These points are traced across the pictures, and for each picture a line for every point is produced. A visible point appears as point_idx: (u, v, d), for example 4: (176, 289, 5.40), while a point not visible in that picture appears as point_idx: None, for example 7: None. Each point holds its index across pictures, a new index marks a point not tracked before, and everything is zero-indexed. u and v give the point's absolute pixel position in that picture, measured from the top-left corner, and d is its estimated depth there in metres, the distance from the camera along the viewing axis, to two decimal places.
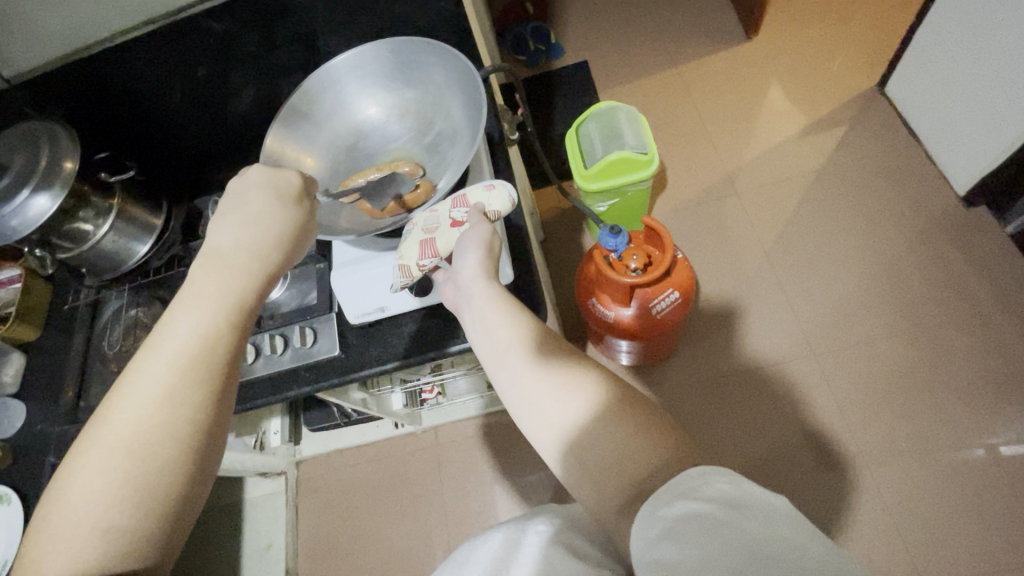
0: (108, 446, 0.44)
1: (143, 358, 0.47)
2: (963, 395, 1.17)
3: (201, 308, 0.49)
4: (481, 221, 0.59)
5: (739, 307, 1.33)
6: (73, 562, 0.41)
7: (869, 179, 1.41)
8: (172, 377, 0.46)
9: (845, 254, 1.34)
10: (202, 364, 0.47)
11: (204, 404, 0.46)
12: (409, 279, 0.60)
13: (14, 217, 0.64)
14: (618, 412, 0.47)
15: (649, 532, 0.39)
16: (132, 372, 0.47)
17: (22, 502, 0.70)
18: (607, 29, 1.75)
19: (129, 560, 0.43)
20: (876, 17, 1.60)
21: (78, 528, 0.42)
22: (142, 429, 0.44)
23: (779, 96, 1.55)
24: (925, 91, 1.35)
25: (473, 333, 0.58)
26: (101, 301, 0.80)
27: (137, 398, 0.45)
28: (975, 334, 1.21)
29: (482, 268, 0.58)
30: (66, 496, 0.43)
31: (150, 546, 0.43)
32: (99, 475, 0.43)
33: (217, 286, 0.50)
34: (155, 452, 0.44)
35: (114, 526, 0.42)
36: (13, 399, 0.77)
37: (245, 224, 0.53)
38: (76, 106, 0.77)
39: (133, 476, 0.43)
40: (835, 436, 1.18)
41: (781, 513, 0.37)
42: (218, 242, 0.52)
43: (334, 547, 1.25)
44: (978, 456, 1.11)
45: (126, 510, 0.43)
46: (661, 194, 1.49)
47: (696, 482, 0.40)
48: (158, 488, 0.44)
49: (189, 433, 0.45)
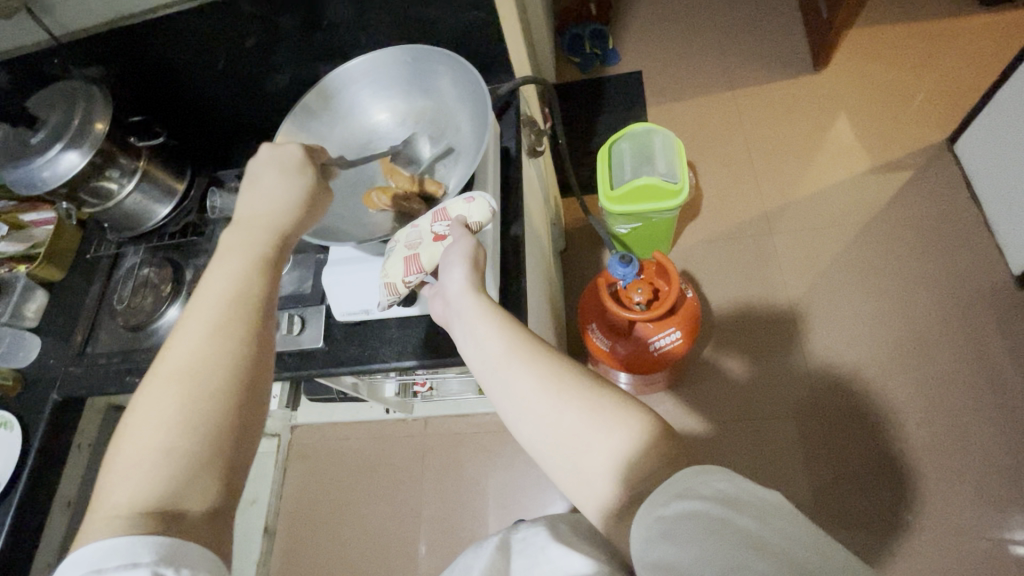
0: (162, 380, 0.45)
1: (190, 304, 0.49)
2: (978, 486, 1.09)
3: (233, 260, 0.51)
4: (465, 234, 0.58)
5: (754, 350, 1.28)
6: (134, 494, 0.41)
7: (917, 239, 1.32)
8: (217, 316, 0.48)
9: (875, 315, 1.27)
10: (244, 301, 0.49)
11: (249, 338, 0.48)
12: (394, 296, 0.61)
13: (45, 169, 0.67)
14: (609, 411, 0.47)
15: (648, 533, 0.39)
16: (182, 315, 0.48)
17: (22, 430, 0.75)
18: (668, 41, 1.69)
19: (190, 491, 0.42)
20: (961, 65, 1.48)
21: (145, 454, 0.43)
22: (197, 357, 0.46)
23: (838, 136, 1.47)
24: (997, 155, 1.24)
25: (463, 345, 0.57)
26: (120, 255, 0.85)
27: (193, 334, 0.47)
28: (1001, 423, 1.13)
29: (469, 284, 0.56)
30: (126, 435, 0.44)
31: (210, 481, 0.43)
32: (153, 426, 0.43)
33: (243, 247, 0.52)
34: (212, 381, 0.45)
35: (176, 450, 0.43)
36: (30, 334, 0.82)
37: (259, 201, 0.54)
38: (122, 68, 0.80)
39: (191, 400, 0.44)
40: (826, 502, 1.13)
41: (776, 506, 0.37)
42: (240, 219, 0.54)
43: (314, 515, 1.29)
44: (980, 550, 1.05)
45: (188, 436, 0.43)
46: (693, 220, 1.44)
47: (693, 482, 0.40)
48: (216, 418, 0.44)
49: (239, 364, 0.47)
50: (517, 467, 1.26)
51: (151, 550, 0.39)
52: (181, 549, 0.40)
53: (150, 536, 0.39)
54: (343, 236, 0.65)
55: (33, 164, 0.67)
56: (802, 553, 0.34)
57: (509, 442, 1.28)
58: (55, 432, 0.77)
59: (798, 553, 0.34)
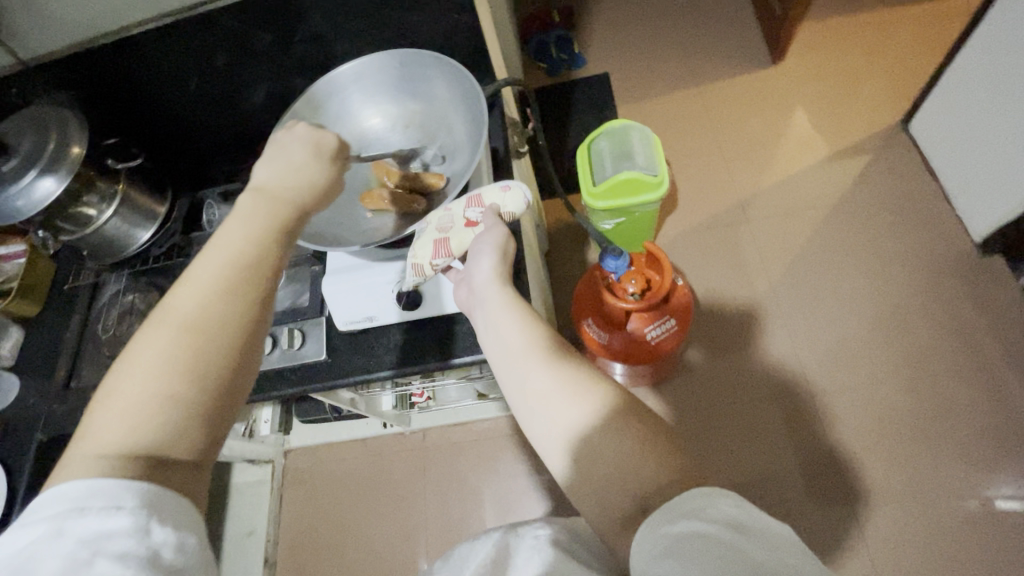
0: (166, 326, 0.44)
1: (202, 254, 0.48)
2: (962, 447, 1.14)
3: (255, 219, 0.50)
4: (497, 223, 0.60)
5: (737, 333, 1.32)
6: (129, 434, 0.41)
7: (882, 216, 1.38)
8: (227, 274, 0.47)
9: (851, 291, 1.32)
10: (258, 265, 0.48)
11: (254, 300, 0.47)
12: (421, 277, 0.61)
13: (19, 198, 0.64)
14: (620, 424, 0.46)
15: (651, 550, 0.38)
16: (189, 267, 0.47)
17: (7, 475, 0.71)
18: (631, 43, 1.73)
19: (181, 442, 0.42)
20: (907, 51, 1.57)
21: (136, 400, 0.42)
22: (201, 312, 0.45)
23: (799, 124, 1.53)
24: (948, 133, 1.32)
25: (484, 335, 0.57)
26: (100, 283, 0.81)
27: (198, 286, 0.46)
28: (978, 384, 1.19)
29: (496, 275, 0.57)
30: (125, 374, 0.43)
31: (194, 438, 0.43)
32: (149, 369, 0.43)
33: (264, 206, 0.51)
34: (213, 337, 0.44)
35: (171, 404, 0.42)
36: (8, 372, 0.78)
37: (288, 170, 0.55)
38: (90, 92, 0.78)
39: (191, 353, 0.44)
40: (824, 475, 1.16)
41: (786, 542, 0.37)
42: (263, 182, 0.54)
43: (316, 540, 1.26)
44: (970, 508, 1.10)
45: (182, 388, 0.43)
46: (673, 213, 1.48)
47: (702, 503, 0.39)
48: (212, 375, 0.44)
49: (241, 323, 0.46)
50: (520, 471, 1.25)
51: (135, 496, 0.39)
52: (164, 499, 0.40)
53: (134, 482, 0.40)
54: (340, 240, 0.64)
55: (7, 193, 0.64)
56: None
57: (511, 446, 1.27)
58: (43, 474, 0.73)
59: None
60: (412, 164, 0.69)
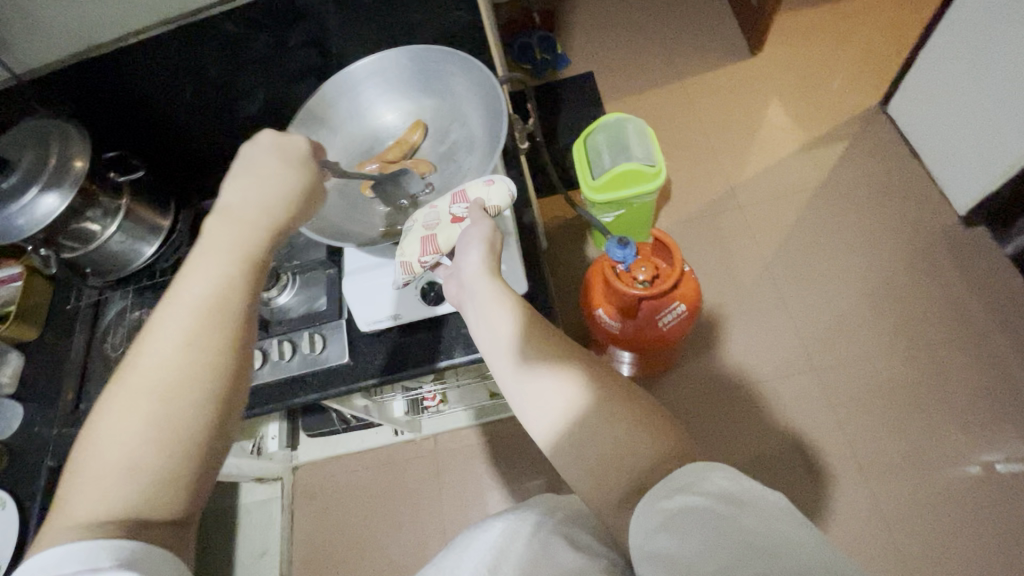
0: (133, 388, 0.42)
1: (162, 306, 0.45)
2: (962, 414, 1.18)
3: (222, 252, 0.48)
4: (483, 218, 0.58)
5: (739, 317, 1.34)
6: (104, 502, 0.39)
7: (870, 196, 1.42)
8: (196, 323, 0.45)
9: (845, 269, 1.35)
10: (222, 312, 0.46)
11: (230, 345, 0.45)
12: (410, 275, 0.60)
13: (21, 216, 0.62)
14: (617, 405, 0.47)
15: (648, 524, 0.38)
16: (152, 320, 0.45)
17: (17, 507, 0.68)
18: (613, 41, 1.76)
19: (158, 504, 0.41)
20: (879, 37, 1.63)
21: (109, 467, 0.40)
22: (172, 368, 0.43)
23: (780, 111, 1.57)
24: (927, 112, 1.36)
25: (476, 329, 0.56)
26: (102, 302, 0.79)
27: (167, 337, 0.44)
28: (973, 352, 1.22)
29: (488, 267, 0.57)
30: (94, 440, 0.41)
31: (176, 497, 0.41)
32: (124, 430, 0.41)
33: (235, 237, 0.49)
34: (188, 390, 0.43)
35: (144, 467, 0.41)
36: (9, 401, 0.75)
37: (253, 185, 0.52)
38: (85, 103, 0.77)
39: (167, 410, 0.42)
40: (834, 450, 1.18)
41: (782, 511, 0.36)
42: (229, 201, 0.51)
43: (331, 556, 1.23)
44: (975, 472, 1.13)
45: (157, 451, 0.41)
46: (666, 204, 1.50)
47: (695, 477, 0.39)
48: (191, 432, 0.42)
49: (218, 372, 0.44)
50: (535, 470, 1.24)
51: (111, 555, 0.37)
52: (145, 557, 0.38)
53: (111, 544, 0.38)
54: (356, 238, 0.64)
55: (9, 212, 0.62)
56: (804, 553, 0.33)
57: (523, 446, 1.26)
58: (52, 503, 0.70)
59: (798, 553, 0.33)
60: (431, 157, 0.70)
